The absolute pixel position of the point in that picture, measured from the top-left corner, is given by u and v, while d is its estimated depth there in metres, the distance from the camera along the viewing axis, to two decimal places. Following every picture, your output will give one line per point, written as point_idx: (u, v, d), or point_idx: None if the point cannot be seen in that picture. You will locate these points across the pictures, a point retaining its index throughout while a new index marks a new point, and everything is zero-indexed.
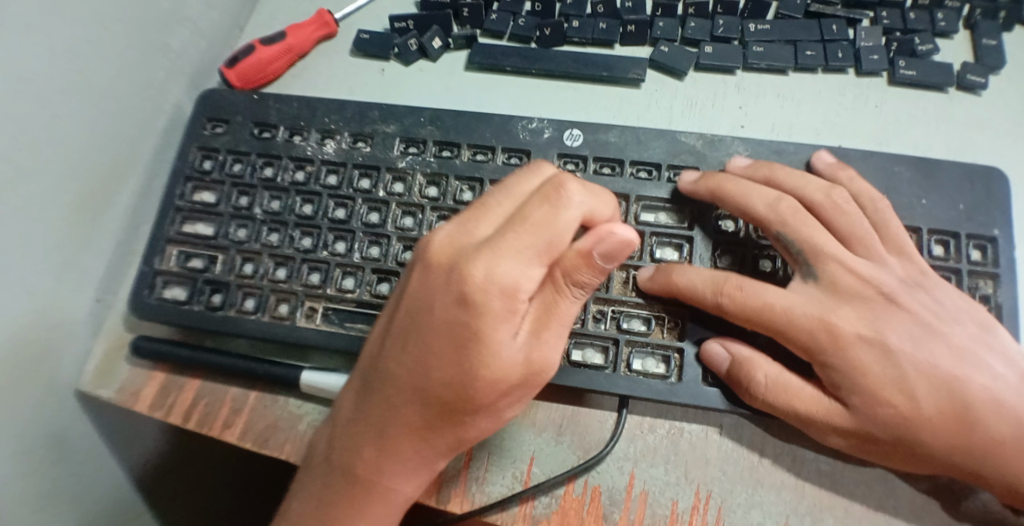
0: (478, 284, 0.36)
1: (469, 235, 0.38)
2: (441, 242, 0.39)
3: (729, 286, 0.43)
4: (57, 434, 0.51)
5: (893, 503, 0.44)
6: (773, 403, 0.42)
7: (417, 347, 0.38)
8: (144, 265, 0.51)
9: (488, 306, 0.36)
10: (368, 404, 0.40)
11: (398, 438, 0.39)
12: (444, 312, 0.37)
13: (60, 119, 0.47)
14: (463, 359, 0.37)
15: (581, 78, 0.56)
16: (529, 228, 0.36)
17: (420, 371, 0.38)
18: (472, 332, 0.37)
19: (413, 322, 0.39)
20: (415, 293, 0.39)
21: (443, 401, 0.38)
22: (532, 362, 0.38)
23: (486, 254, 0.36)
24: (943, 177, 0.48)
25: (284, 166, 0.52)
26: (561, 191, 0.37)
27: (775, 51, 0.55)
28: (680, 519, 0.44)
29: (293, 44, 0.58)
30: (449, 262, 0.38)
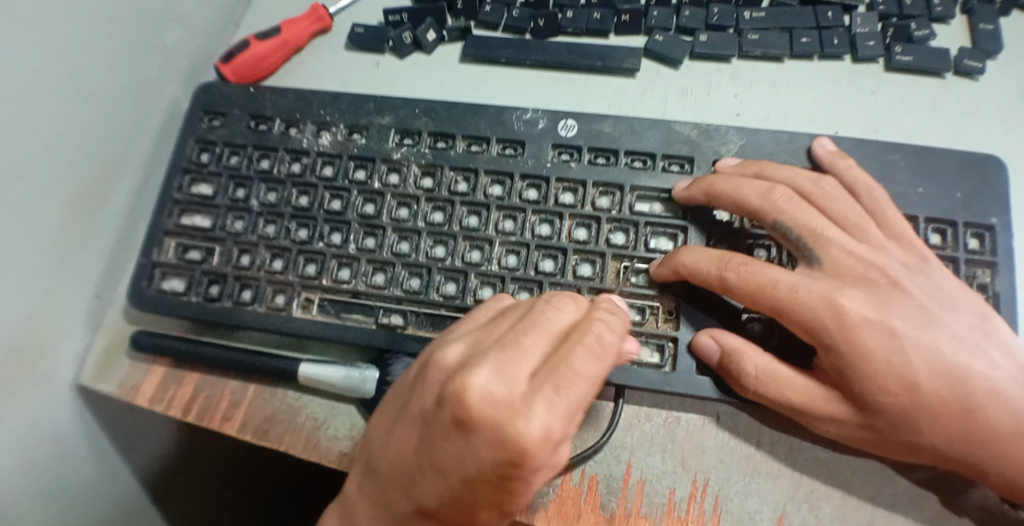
0: (538, 446, 0.33)
1: (510, 385, 0.34)
2: (478, 395, 0.33)
3: (734, 264, 0.43)
4: (57, 429, 0.51)
5: (892, 492, 0.43)
6: (762, 394, 0.42)
7: (454, 491, 0.35)
8: (142, 258, 0.51)
9: (541, 464, 0.33)
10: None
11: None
12: (492, 470, 0.34)
13: (56, 116, 0.47)
14: (507, 502, 0.35)
15: (576, 68, 0.56)
16: (580, 382, 0.34)
17: (459, 510, 0.36)
18: (522, 482, 0.34)
19: (448, 467, 0.35)
20: (449, 436, 0.35)
21: None
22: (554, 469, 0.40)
23: (539, 417, 0.33)
24: (939, 166, 0.48)
25: (279, 159, 0.52)
26: (604, 338, 0.36)
27: (770, 39, 0.55)
28: (677, 507, 0.44)
29: (286, 39, 0.58)
30: (494, 422, 0.33)
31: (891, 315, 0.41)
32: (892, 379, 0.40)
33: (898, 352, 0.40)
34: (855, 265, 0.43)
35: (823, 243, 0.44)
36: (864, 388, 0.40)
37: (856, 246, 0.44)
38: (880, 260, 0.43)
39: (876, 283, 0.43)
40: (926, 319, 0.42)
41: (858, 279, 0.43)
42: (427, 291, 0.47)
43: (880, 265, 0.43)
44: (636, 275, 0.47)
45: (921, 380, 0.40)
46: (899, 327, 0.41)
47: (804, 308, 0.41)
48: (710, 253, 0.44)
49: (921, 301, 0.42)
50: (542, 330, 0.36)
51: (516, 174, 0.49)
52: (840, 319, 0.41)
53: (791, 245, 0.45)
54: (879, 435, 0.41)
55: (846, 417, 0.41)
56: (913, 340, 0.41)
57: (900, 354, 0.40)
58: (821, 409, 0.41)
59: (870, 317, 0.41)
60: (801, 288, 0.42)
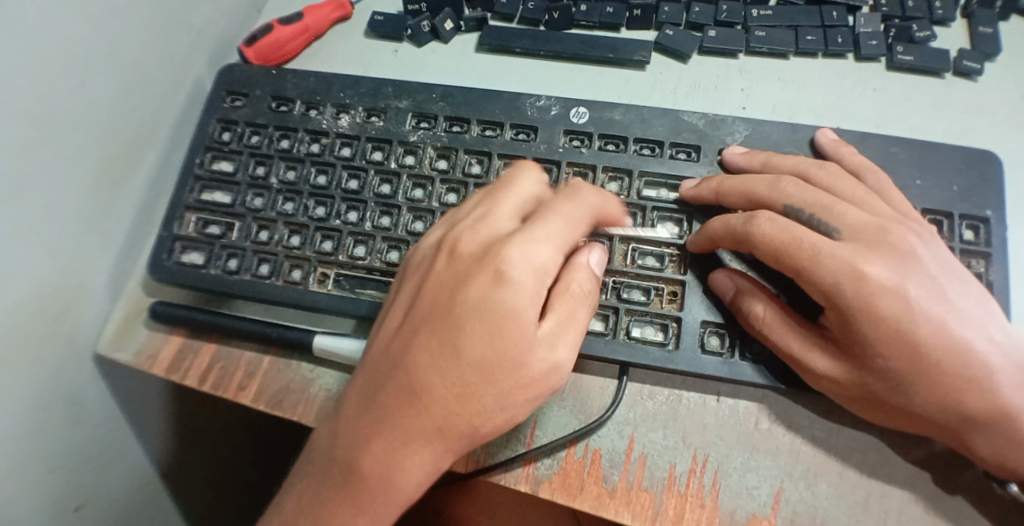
0: (519, 263, 0.37)
1: (493, 226, 0.40)
2: (468, 232, 0.41)
3: (762, 216, 0.44)
4: (71, 393, 0.52)
5: (886, 470, 0.45)
6: (767, 334, 0.44)
7: (442, 327, 0.38)
8: (163, 231, 0.53)
9: (521, 280, 0.37)
10: (381, 404, 0.38)
11: (413, 432, 0.37)
12: (478, 289, 0.38)
13: (86, 86, 0.48)
14: (488, 337, 0.37)
15: (588, 60, 0.58)
16: (559, 221, 0.39)
17: (450, 355, 0.37)
18: (504, 306, 0.37)
19: (437, 307, 0.39)
20: (441, 276, 0.40)
21: (467, 383, 0.37)
22: (551, 358, 0.38)
23: (517, 240, 0.38)
24: (937, 159, 0.49)
25: (299, 139, 0.54)
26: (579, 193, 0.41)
27: (777, 35, 0.57)
28: (678, 481, 0.45)
29: (308, 24, 0.60)
30: (477, 249, 0.39)
31: (909, 283, 0.41)
32: (894, 347, 0.41)
33: (910, 319, 0.41)
34: (873, 230, 0.43)
35: (836, 216, 0.44)
36: (869, 351, 0.41)
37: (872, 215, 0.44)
38: (897, 227, 0.43)
39: (898, 249, 0.42)
40: (937, 292, 0.42)
41: (878, 243, 0.42)
42: None
43: (900, 231, 0.43)
44: (643, 257, 0.48)
45: (924, 346, 0.41)
46: (914, 296, 0.41)
47: (825, 270, 0.42)
48: (737, 213, 0.45)
49: (933, 273, 0.42)
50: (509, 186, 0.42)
51: (528, 158, 0.51)
52: (859, 284, 0.41)
53: (807, 225, 0.45)
54: (871, 393, 0.42)
55: (841, 371, 0.42)
56: (923, 309, 0.41)
57: (912, 323, 0.41)
58: (815, 362, 0.43)
59: (889, 285, 0.41)
60: (824, 250, 0.42)
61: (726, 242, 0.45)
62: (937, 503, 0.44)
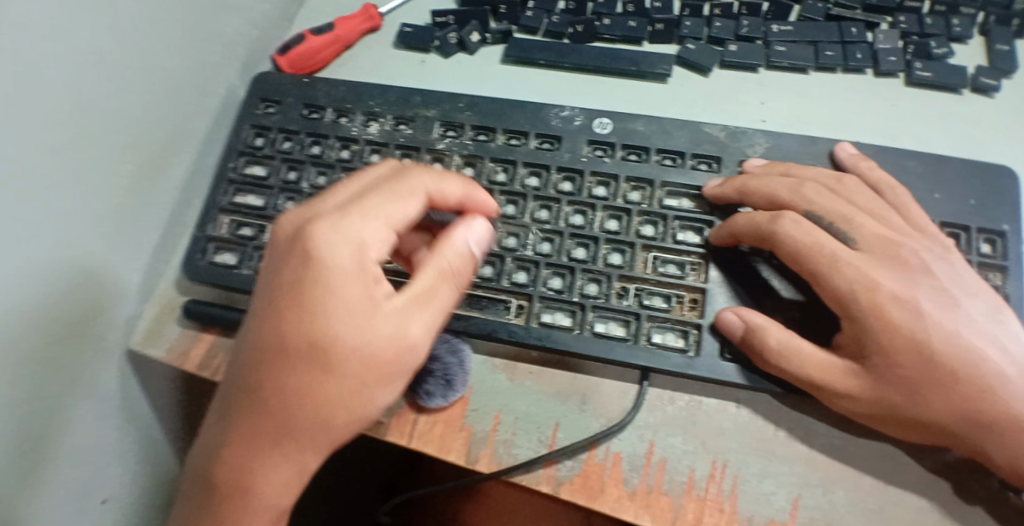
0: (326, 238, 0.39)
1: (318, 207, 0.41)
2: (291, 217, 0.42)
3: (787, 217, 0.45)
4: (101, 388, 0.54)
5: (902, 477, 0.45)
6: (783, 368, 0.44)
7: (269, 313, 0.39)
8: (197, 232, 0.55)
9: (335, 260, 0.39)
10: (239, 403, 0.40)
11: (261, 424, 0.40)
12: (293, 275, 0.39)
13: (121, 91, 0.50)
14: (311, 324, 0.38)
15: (611, 72, 0.59)
16: (386, 198, 0.41)
17: (284, 338, 0.39)
18: (319, 290, 0.38)
19: (269, 294, 0.40)
20: (269, 268, 0.41)
21: (305, 369, 0.39)
22: (406, 337, 0.40)
23: (336, 221, 0.39)
24: (952, 172, 0.50)
25: (330, 145, 0.55)
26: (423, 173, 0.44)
27: (796, 51, 0.58)
28: (697, 485, 0.46)
29: (339, 35, 0.62)
30: (292, 232, 0.40)
31: (917, 293, 0.42)
32: (910, 356, 0.41)
33: (921, 327, 0.42)
34: (886, 243, 0.44)
35: (855, 226, 0.46)
36: (885, 360, 0.41)
37: (891, 228, 0.46)
38: (910, 241, 0.45)
39: (907, 261, 0.44)
40: (948, 303, 0.43)
41: (888, 254, 0.44)
42: None
43: (911, 246, 0.44)
44: (664, 265, 0.49)
45: (937, 356, 0.41)
46: (924, 306, 0.42)
47: (842, 278, 0.43)
48: (762, 212, 0.46)
49: (944, 285, 0.43)
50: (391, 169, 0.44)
51: (552, 166, 0.52)
52: (871, 292, 0.42)
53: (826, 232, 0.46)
54: (892, 411, 0.42)
55: (861, 392, 0.42)
56: (933, 318, 0.42)
57: (923, 331, 0.41)
58: (834, 386, 0.42)
59: (901, 295, 0.42)
60: (842, 258, 0.43)
61: (749, 238, 0.46)
62: (953, 511, 0.44)
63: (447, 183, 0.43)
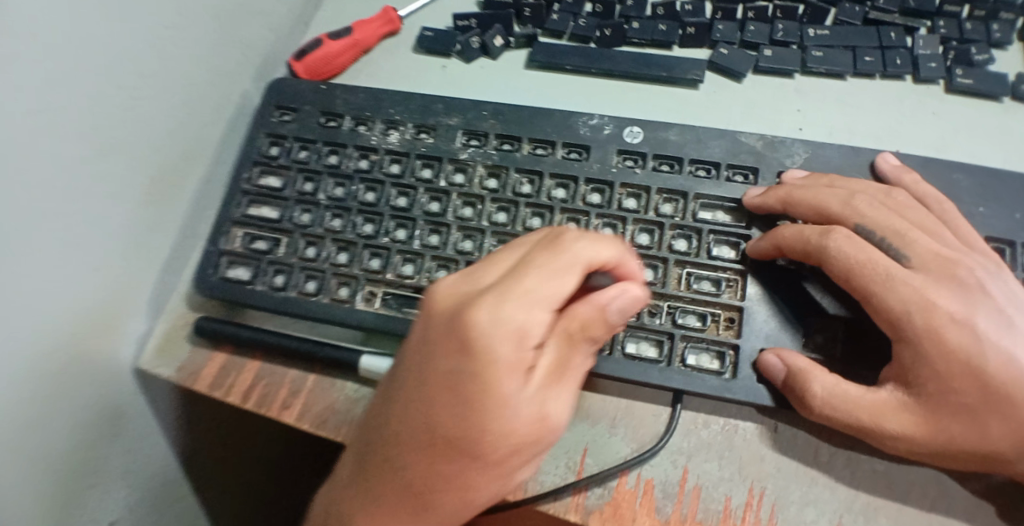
0: (484, 327, 0.35)
1: (476, 281, 0.39)
2: (444, 289, 0.39)
3: (838, 231, 0.43)
4: (113, 405, 0.53)
5: (949, 506, 0.43)
6: (829, 415, 0.41)
7: (422, 396, 0.38)
8: (210, 245, 0.54)
9: (496, 352, 0.35)
10: (369, 471, 0.41)
11: (402, 500, 0.40)
12: (446, 361, 0.37)
13: (139, 100, 0.48)
14: (466, 412, 0.36)
15: (640, 78, 0.57)
16: (549, 278, 0.37)
17: (426, 422, 0.37)
18: (478, 383, 0.36)
19: (413, 372, 0.38)
20: (416, 340, 0.39)
21: (447, 453, 0.38)
22: (544, 418, 0.38)
23: (496, 304, 0.36)
24: (1002, 188, 0.47)
25: (348, 155, 0.54)
26: (561, 240, 0.39)
27: (834, 56, 0.56)
28: (734, 514, 0.44)
29: (358, 39, 0.60)
30: (453, 306, 0.38)
31: (977, 314, 0.40)
32: (967, 381, 0.38)
33: (980, 350, 0.39)
34: (941, 260, 0.42)
35: (908, 242, 0.43)
36: (941, 387, 0.39)
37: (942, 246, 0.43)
38: (966, 259, 0.42)
39: (965, 280, 0.41)
40: (1006, 325, 0.40)
41: (946, 272, 0.41)
42: None
43: (967, 264, 0.42)
44: (698, 282, 0.47)
45: (998, 382, 0.38)
46: (983, 328, 0.39)
47: (896, 297, 0.41)
48: (811, 225, 0.44)
49: (1002, 306, 0.40)
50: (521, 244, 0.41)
51: (580, 178, 0.50)
52: (928, 314, 0.40)
53: (878, 248, 0.44)
54: (950, 445, 0.39)
55: (917, 429, 0.39)
56: (992, 340, 0.39)
57: (981, 355, 0.39)
58: (889, 427, 0.40)
59: (958, 316, 0.40)
60: (898, 275, 0.41)
61: (796, 252, 0.44)
62: None
63: (604, 248, 0.39)
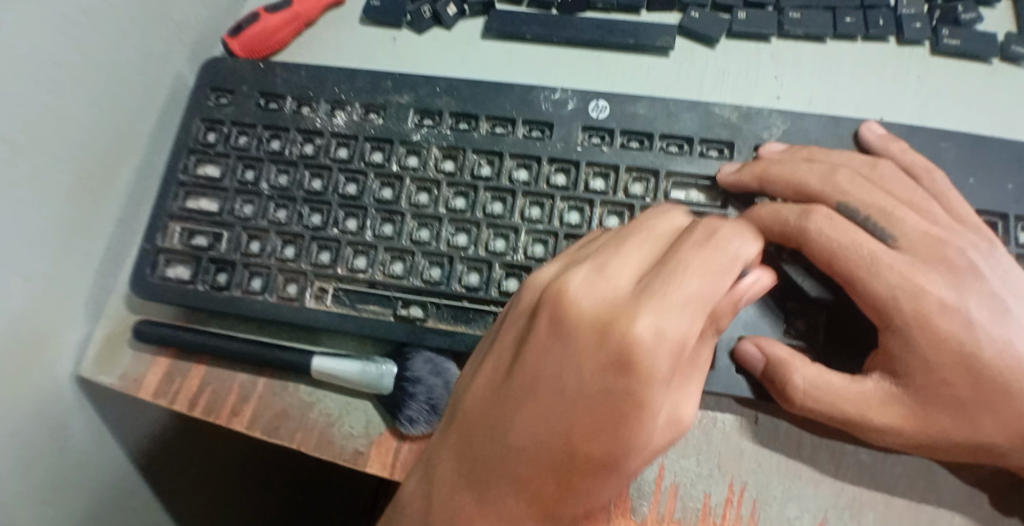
0: (648, 340, 0.30)
1: (615, 278, 0.33)
2: (577, 289, 0.33)
3: (819, 212, 0.40)
4: (58, 423, 0.48)
5: (937, 495, 0.41)
6: (812, 407, 0.39)
7: (558, 412, 0.33)
8: (145, 243, 0.49)
9: (654, 369, 0.30)
10: (467, 480, 0.35)
11: (520, 515, 0.34)
12: (600, 374, 0.31)
13: (57, 93, 0.44)
14: (619, 430, 0.31)
15: (606, 46, 0.53)
16: (697, 277, 0.32)
17: (561, 434, 0.33)
18: (630, 394, 0.31)
19: (543, 384, 0.33)
20: (545, 348, 0.33)
21: (584, 470, 0.33)
22: (677, 421, 0.33)
23: (649, 313, 0.31)
24: (992, 154, 0.44)
25: (291, 139, 0.49)
26: (715, 235, 0.33)
27: (813, 18, 0.52)
28: (713, 512, 0.41)
29: (299, 12, 0.55)
30: (597, 320, 0.32)
31: (968, 301, 0.37)
32: (959, 372, 0.37)
33: (972, 339, 0.37)
34: (931, 242, 0.39)
35: (895, 222, 0.40)
36: (931, 379, 0.37)
37: (931, 224, 0.40)
38: (958, 240, 0.39)
39: (956, 264, 0.38)
40: (1000, 310, 0.38)
41: (935, 255, 0.39)
42: (448, 282, 0.44)
43: (959, 245, 0.39)
44: None
45: (989, 372, 0.37)
46: (976, 316, 0.37)
47: (882, 284, 0.38)
48: (789, 205, 0.41)
49: (995, 289, 0.38)
50: (644, 240, 0.35)
51: (543, 157, 0.46)
52: (917, 302, 0.37)
53: (861, 228, 0.41)
54: (938, 438, 0.38)
55: (904, 422, 0.38)
56: (985, 328, 0.37)
57: (973, 344, 0.37)
58: (876, 419, 0.38)
59: (950, 303, 0.37)
60: (883, 259, 0.38)
61: (772, 234, 0.41)
62: None
63: (751, 238, 0.34)
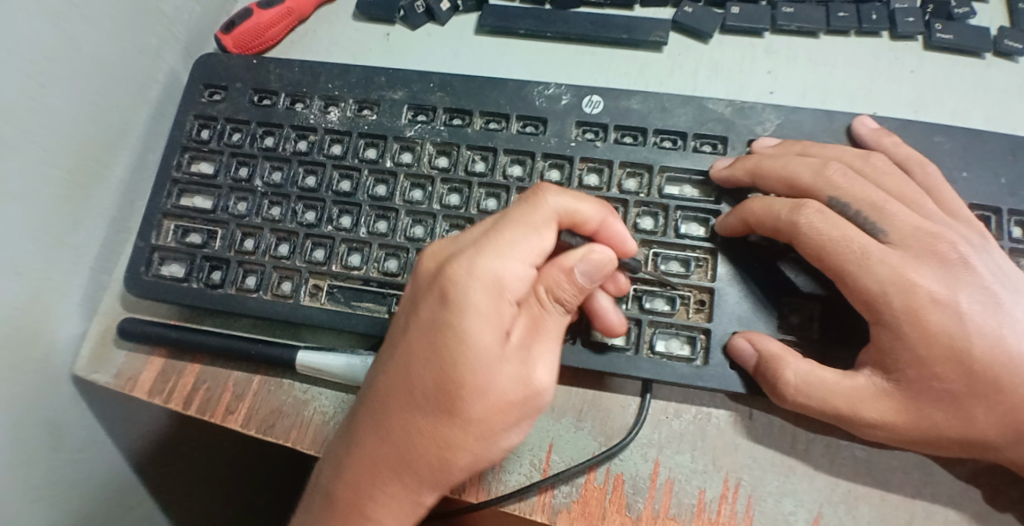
0: (460, 276, 0.35)
1: (458, 240, 0.38)
2: (429, 250, 0.38)
3: (811, 206, 0.40)
4: (53, 419, 0.48)
5: (931, 489, 0.41)
6: (802, 402, 0.39)
7: (401, 351, 0.36)
8: (139, 241, 0.48)
9: (469, 297, 0.35)
10: (346, 432, 0.39)
11: (381, 458, 0.37)
12: (427, 311, 0.36)
13: (47, 87, 0.43)
14: (446, 359, 0.35)
15: (600, 42, 0.53)
16: (517, 227, 0.36)
17: (403, 373, 0.36)
18: (452, 326, 0.35)
19: (396, 328, 0.38)
20: (404, 300, 0.39)
21: (427, 406, 0.35)
22: (523, 370, 0.36)
23: (474, 258, 0.35)
24: (985, 148, 0.44)
25: (285, 136, 0.49)
26: (534, 193, 0.38)
27: (807, 12, 0.51)
28: (708, 508, 0.41)
29: (292, 8, 0.55)
30: (435, 265, 0.37)
31: (959, 295, 0.38)
32: (950, 366, 0.37)
33: (962, 333, 0.37)
34: (922, 234, 0.39)
35: (886, 216, 0.40)
36: (921, 373, 0.37)
37: (922, 217, 0.40)
38: (949, 233, 0.39)
39: (946, 257, 0.38)
40: (991, 303, 0.38)
41: (925, 248, 0.39)
42: None
43: (950, 239, 0.39)
44: (666, 263, 0.43)
45: (979, 365, 0.37)
46: (966, 309, 0.37)
47: (873, 278, 0.38)
48: (781, 199, 0.41)
49: (987, 282, 0.38)
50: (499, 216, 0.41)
51: (537, 153, 0.46)
52: (908, 296, 0.37)
53: (852, 222, 0.41)
54: (930, 433, 0.38)
55: (895, 418, 0.38)
56: (976, 322, 0.37)
57: (963, 337, 0.37)
58: (867, 414, 0.38)
59: (940, 297, 0.37)
60: (874, 253, 0.38)
61: (765, 229, 0.41)
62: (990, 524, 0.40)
63: (583, 205, 0.38)
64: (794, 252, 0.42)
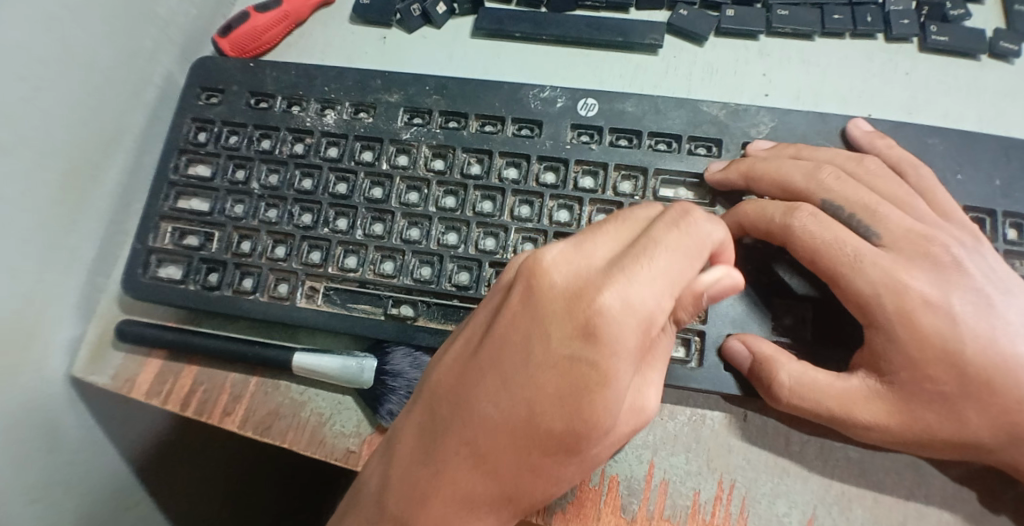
0: (614, 313, 0.29)
1: (590, 253, 0.31)
2: (553, 261, 0.31)
3: (803, 210, 0.40)
4: (51, 420, 0.48)
5: (925, 490, 0.41)
6: (796, 404, 0.39)
7: (522, 388, 0.32)
8: (136, 243, 0.49)
9: (622, 341, 0.30)
10: (427, 456, 0.35)
11: (480, 490, 0.34)
12: (563, 348, 0.31)
13: (44, 89, 0.44)
14: (582, 407, 0.31)
15: (595, 44, 0.53)
16: (667, 257, 0.30)
17: (523, 413, 0.32)
18: (597, 368, 0.30)
19: (506, 355, 0.32)
20: (512, 317, 0.32)
21: (546, 448, 0.32)
22: (637, 406, 0.34)
23: (625, 290, 0.29)
24: (978, 150, 0.44)
25: (281, 139, 0.49)
26: (688, 215, 0.32)
27: (800, 15, 0.52)
28: (702, 509, 0.42)
29: (288, 11, 0.55)
30: (567, 288, 0.31)
31: (951, 297, 0.38)
32: (942, 369, 0.37)
33: (955, 335, 0.37)
34: (915, 237, 0.39)
35: (878, 219, 0.40)
36: (914, 375, 0.37)
37: (915, 220, 0.40)
38: (942, 236, 0.39)
39: (939, 260, 0.39)
40: (984, 306, 0.38)
41: (918, 251, 0.39)
42: (439, 280, 0.45)
43: (942, 242, 0.39)
44: None
45: (971, 368, 0.37)
46: (958, 312, 0.37)
47: (865, 280, 0.38)
48: (774, 202, 0.41)
49: (980, 285, 0.38)
50: (620, 218, 0.34)
51: (532, 156, 0.46)
52: (900, 299, 0.38)
53: (845, 225, 0.41)
54: (922, 434, 0.38)
55: (888, 419, 0.38)
56: (969, 324, 0.37)
57: (956, 340, 0.37)
58: (860, 416, 0.38)
59: (932, 300, 0.38)
60: (866, 256, 0.39)
61: (758, 231, 0.41)
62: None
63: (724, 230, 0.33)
64: (788, 255, 0.42)
